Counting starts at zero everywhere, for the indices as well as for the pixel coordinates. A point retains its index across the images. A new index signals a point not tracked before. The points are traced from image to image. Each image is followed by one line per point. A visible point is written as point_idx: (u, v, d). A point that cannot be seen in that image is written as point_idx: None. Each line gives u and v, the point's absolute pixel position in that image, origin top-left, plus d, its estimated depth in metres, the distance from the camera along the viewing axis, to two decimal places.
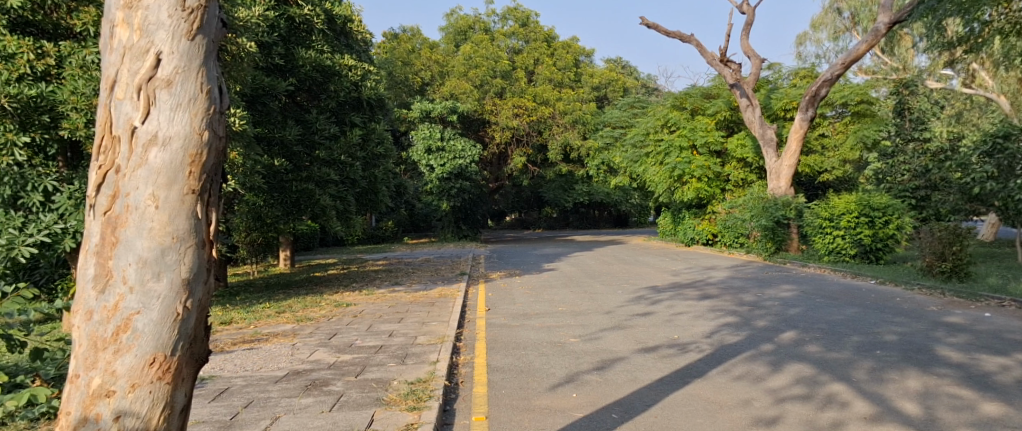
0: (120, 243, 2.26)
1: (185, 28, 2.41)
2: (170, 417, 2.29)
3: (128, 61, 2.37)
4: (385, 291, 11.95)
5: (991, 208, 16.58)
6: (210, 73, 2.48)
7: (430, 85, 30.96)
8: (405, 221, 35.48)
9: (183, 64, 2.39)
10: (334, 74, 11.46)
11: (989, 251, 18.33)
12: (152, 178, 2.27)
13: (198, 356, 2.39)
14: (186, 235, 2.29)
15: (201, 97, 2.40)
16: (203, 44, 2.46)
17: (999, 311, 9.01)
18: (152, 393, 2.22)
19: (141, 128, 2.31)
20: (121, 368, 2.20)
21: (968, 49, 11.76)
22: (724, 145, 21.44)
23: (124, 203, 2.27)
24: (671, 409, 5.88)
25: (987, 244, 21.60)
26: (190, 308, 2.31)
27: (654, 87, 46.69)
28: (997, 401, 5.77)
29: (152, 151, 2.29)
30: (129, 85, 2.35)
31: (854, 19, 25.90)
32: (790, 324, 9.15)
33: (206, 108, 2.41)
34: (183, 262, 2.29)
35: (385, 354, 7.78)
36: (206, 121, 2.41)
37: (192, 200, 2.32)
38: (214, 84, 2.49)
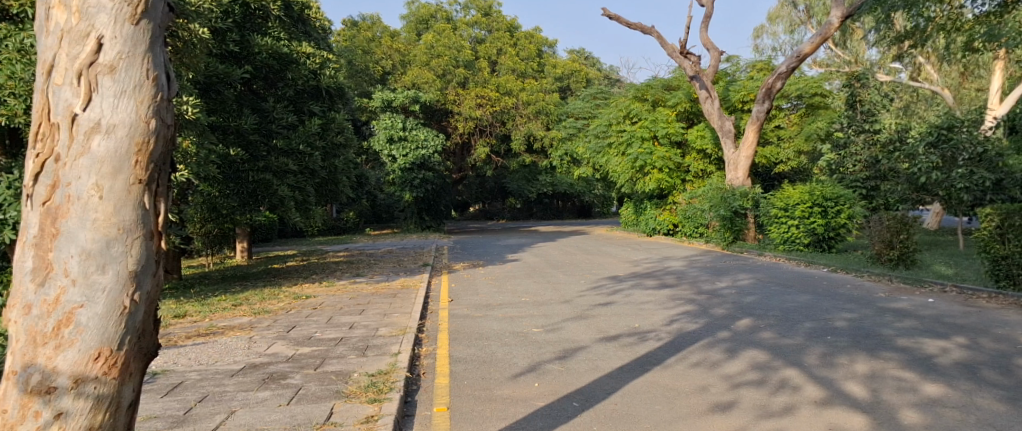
0: (61, 235, 2.16)
1: (129, 12, 2.32)
2: (115, 413, 2.22)
3: (66, 45, 2.28)
4: (345, 282, 11.84)
5: (934, 197, 16.92)
6: (156, 59, 2.41)
7: (392, 74, 30.62)
8: (367, 211, 35.11)
9: (128, 49, 2.30)
10: (292, 62, 11.26)
11: (934, 239, 19.04)
12: (95, 167, 2.19)
13: (146, 350, 2.33)
14: (134, 226, 2.23)
15: (147, 84, 2.33)
16: (149, 29, 2.38)
17: (941, 297, 9.39)
18: (97, 389, 2.15)
19: (83, 115, 2.22)
20: (62, 364, 2.11)
21: (913, 44, 11.99)
22: (685, 136, 21.74)
23: (64, 193, 2.17)
24: (630, 397, 5.97)
25: (931, 233, 22.45)
26: (139, 301, 2.25)
27: (616, 78, 47.08)
28: (938, 383, 6.01)
29: (95, 139, 2.22)
30: (68, 70, 2.26)
31: (808, 12, 26.48)
32: (746, 311, 9.38)
33: (153, 95, 2.34)
34: (130, 254, 2.23)
35: (346, 346, 7.71)
36: (152, 108, 2.34)
37: (139, 190, 2.25)
38: (161, 71, 2.42)
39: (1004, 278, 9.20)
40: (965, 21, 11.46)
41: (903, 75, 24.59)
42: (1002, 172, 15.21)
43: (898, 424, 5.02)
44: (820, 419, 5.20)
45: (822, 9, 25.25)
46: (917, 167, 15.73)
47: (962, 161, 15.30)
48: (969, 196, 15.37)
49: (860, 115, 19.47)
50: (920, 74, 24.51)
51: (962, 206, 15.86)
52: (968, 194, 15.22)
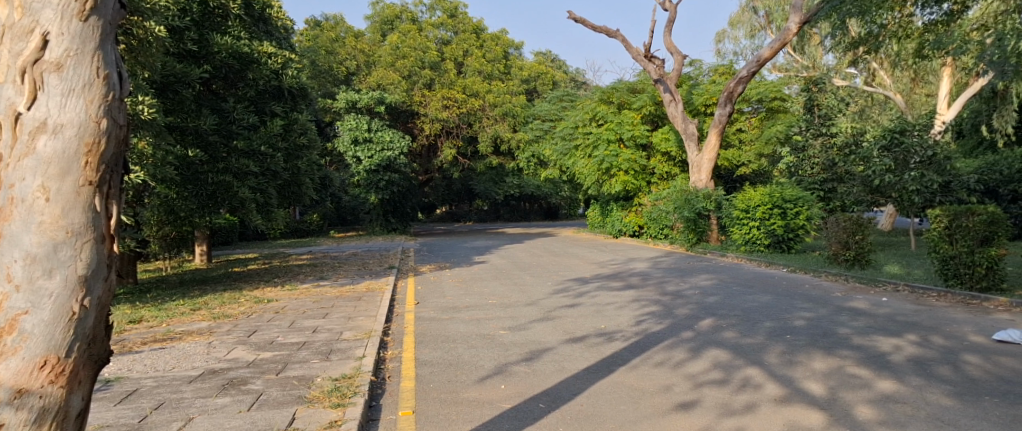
0: (4, 238, 2.08)
1: (76, 8, 2.23)
2: (63, 424, 2.13)
3: (9, 42, 2.20)
4: (308, 286, 11.65)
5: (888, 199, 17.40)
6: (108, 57, 2.33)
7: (356, 75, 30.29)
8: (332, 214, 34.67)
9: (76, 46, 2.22)
10: (253, 61, 11.07)
11: (887, 240, 19.62)
12: (41, 168, 2.11)
13: (97, 357, 2.25)
14: (83, 229, 2.15)
15: (98, 83, 2.25)
16: (98, 25, 2.30)
17: (894, 296, 9.69)
18: (42, 398, 2.05)
19: (27, 114, 2.15)
20: (5, 372, 2.01)
21: (868, 49, 12.18)
22: (650, 139, 22.01)
23: (8, 195, 2.09)
24: (596, 397, 6.01)
25: (885, 234, 23.17)
26: (89, 306, 2.17)
27: (582, 81, 47.43)
28: (892, 379, 6.19)
29: (41, 139, 2.14)
30: (12, 68, 2.18)
31: (768, 18, 27.08)
32: (709, 311, 9.53)
33: (104, 94, 2.26)
34: (79, 258, 2.15)
35: (308, 350, 7.59)
36: (104, 107, 2.26)
37: (89, 192, 2.18)
38: (113, 69, 2.34)
39: (953, 276, 9.53)
40: (915, 29, 11.73)
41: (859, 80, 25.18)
42: (949, 174, 15.90)
43: (854, 420, 5.15)
44: (779, 417, 5.30)
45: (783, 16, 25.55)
46: (871, 169, 16.15)
47: (913, 164, 15.75)
48: (919, 198, 15.93)
49: (817, 119, 19.83)
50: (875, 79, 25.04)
51: (914, 208, 16.30)
52: (919, 196, 15.82)
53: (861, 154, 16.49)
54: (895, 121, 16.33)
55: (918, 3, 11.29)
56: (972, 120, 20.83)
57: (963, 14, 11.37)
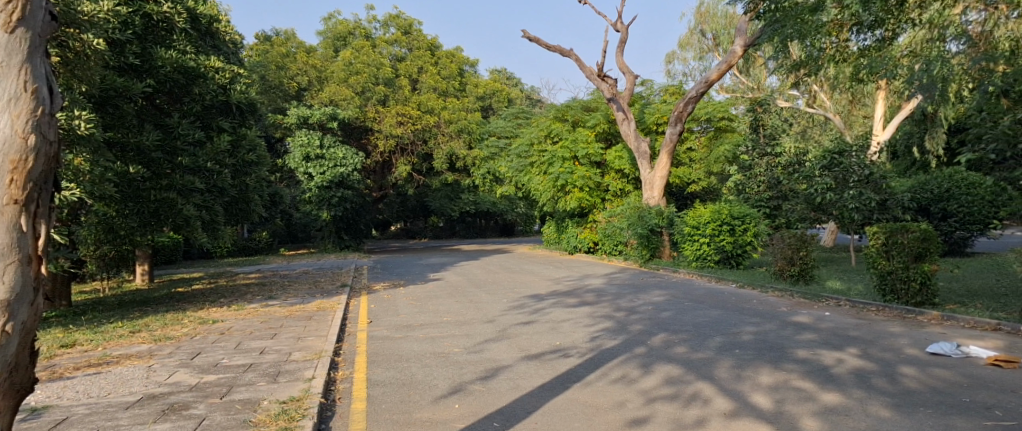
0: None
1: (2, 20, 2.26)
2: None
3: None
4: (256, 305, 11.33)
5: (831, 217, 17.86)
6: (37, 71, 2.34)
7: (308, 90, 29.88)
8: (281, 231, 33.99)
9: (3, 58, 2.24)
10: (199, 76, 10.82)
11: (829, 256, 20.29)
12: None
13: (18, 382, 2.21)
14: (7, 249, 2.13)
15: (26, 97, 2.25)
16: (25, 38, 2.31)
17: (836, 310, 10.01)
18: None
19: None
20: None
21: (807, 71, 12.58)
22: (604, 157, 22.31)
23: None
24: (551, 415, 6.00)
25: (827, 250, 23.98)
26: (11, 331, 2.14)
27: (537, 99, 48.00)
28: (836, 392, 6.37)
29: None
30: None
31: (715, 40, 27.90)
32: (661, 327, 9.67)
33: (32, 108, 2.26)
34: (3, 280, 2.12)
35: (255, 373, 7.37)
36: (32, 123, 2.25)
37: (14, 211, 2.16)
38: (43, 83, 2.35)
39: (890, 292, 9.92)
40: (850, 53, 12.21)
41: (801, 102, 26.14)
42: (885, 193, 16.54)
43: None
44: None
45: (728, 38, 26.81)
46: (814, 187, 16.90)
47: (852, 183, 16.32)
48: (859, 216, 16.42)
49: (763, 138, 20.03)
50: (816, 101, 25.92)
51: (854, 224, 16.77)
52: (858, 213, 16.30)
53: (804, 173, 17.33)
54: (835, 142, 16.94)
55: (853, 29, 11.74)
56: (905, 141, 21.03)
57: (895, 41, 11.84)
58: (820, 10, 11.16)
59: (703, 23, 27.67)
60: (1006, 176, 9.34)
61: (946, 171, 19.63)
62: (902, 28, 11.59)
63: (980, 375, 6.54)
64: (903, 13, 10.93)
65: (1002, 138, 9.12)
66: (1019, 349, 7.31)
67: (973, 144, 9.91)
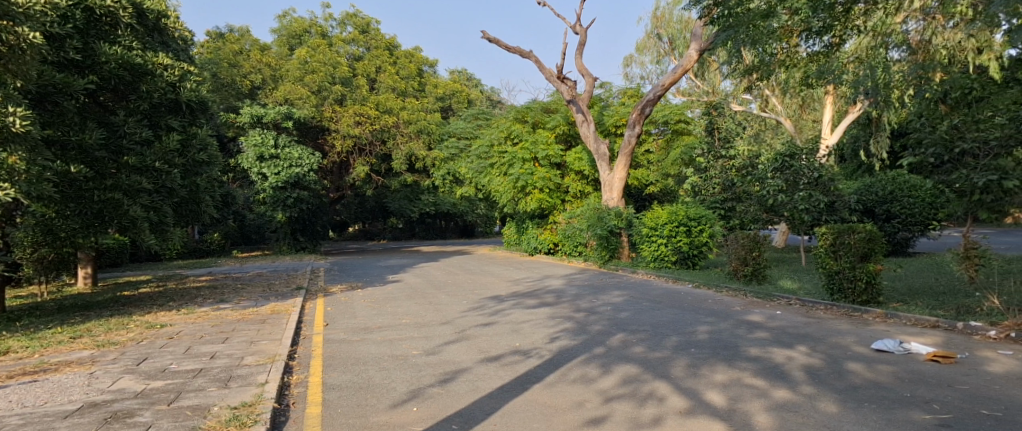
0: None
1: None
2: None
3: None
4: (207, 309, 11.04)
5: (782, 218, 18.29)
6: None
7: (262, 89, 29.26)
8: (234, 232, 33.24)
9: None
10: (146, 73, 10.56)
11: (781, 256, 20.83)
12: None
13: None
14: None
15: None
16: None
17: (788, 309, 10.26)
18: None
19: None
20: None
21: (759, 76, 12.82)
22: (563, 158, 22.48)
23: None
24: (510, 416, 5.98)
25: (778, 250, 24.63)
26: None
27: (497, 100, 48.10)
28: (787, 388, 6.51)
29: None
30: None
31: (671, 44, 28.33)
32: (620, 327, 9.76)
33: None
34: None
35: (205, 378, 7.16)
36: None
37: None
38: None
39: (838, 291, 10.21)
40: (799, 59, 12.63)
41: (754, 106, 26.69)
42: (833, 195, 17.11)
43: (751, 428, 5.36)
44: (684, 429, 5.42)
45: (684, 42, 27.41)
46: (766, 189, 17.23)
47: (802, 185, 16.83)
48: (808, 217, 16.86)
49: (717, 141, 20.74)
50: (769, 106, 26.27)
51: (804, 226, 17.22)
52: (808, 214, 16.75)
53: (757, 176, 17.72)
54: (786, 145, 17.38)
55: (803, 35, 12.10)
56: (851, 146, 21.89)
57: (841, 47, 12.23)
58: (771, 16, 11.40)
59: (659, 27, 28.11)
60: (944, 179, 9.66)
61: (889, 175, 20.36)
62: (848, 34, 11.91)
63: (920, 370, 6.77)
64: (849, 20, 11.23)
65: (940, 142, 9.58)
66: (956, 344, 7.60)
67: (914, 148, 10.25)
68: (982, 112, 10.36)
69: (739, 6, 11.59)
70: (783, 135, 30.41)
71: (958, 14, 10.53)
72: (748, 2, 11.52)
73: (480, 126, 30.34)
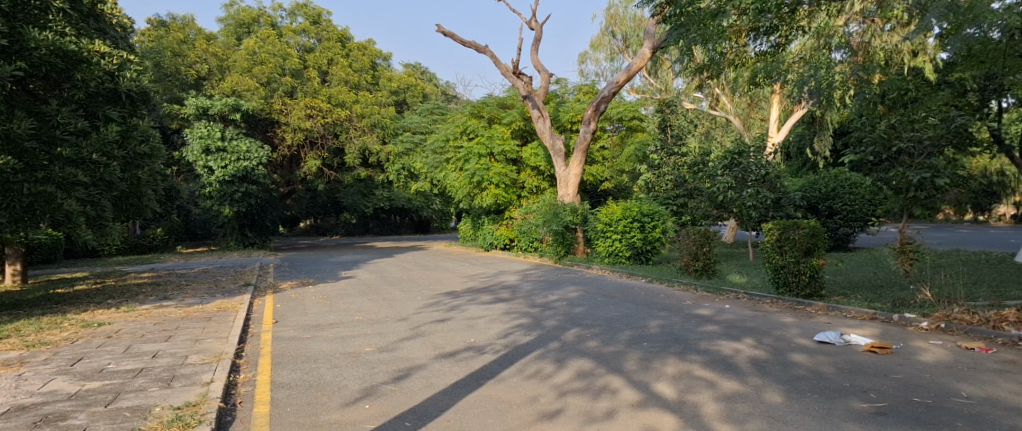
0: None
1: None
2: None
3: None
4: (149, 307, 10.65)
5: (732, 214, 18.74)
6: None
7: (208, 80, 28.40)
8: (178, 227, 32.21)
9: None
10: (81, 61, 10.23)
11: (729, 251, 21.40)
12: None
13: None
14: None
15: None
16: None
17: (736, 303, 10.53)
18: None
19: None
20: None
21: (710, 74, 13.18)
22: (519, 154, 22.53)
23: None
24: (463, 412, 5.94)
25: (727, 246, 25.30)
26: None
27: (453, 94, 47.94)
28: (735, 380, 6.66)
29: None
30: None
31: (625, 42, 28.65)
32: (574, 322, 9.84)
33: None
34: None
35: (146, 378, 6.89)
36: None
37: None
38: None
39: (783, 285, 10.56)
40: (748, 58, 12.88)
41: (704, 104, 27.21)
42: (779, 192, 17.47)
43: (700, 420, 5.45)
44: (635, 421, 5.49)
45: (638, 40, 27.72)
46: (716, 186, 17.62)
47: (750, 182, 17.19)
48: (756, 213, 17.34)
49: (670, 138, 20.84)
50: (718, 103, 26.94)
51: (752, 222, 17.71)
52: (755, 211, 17.17)
53: (708, 173, 18.01)
54: (735, 143, 17.81)
55: (751, 35, 12.37)
56: (797, 144, 22.72)
57: (787, 48, 12.53)
58: (721, 16, 11.50)
59: (613, 25, 28.38)
60: (882, 177, 10.06)
61: (832, 172, 21.13)
62: (793, 35, 12.20)
63: (858, 361, 7.03)
64: (794, 21, 11.49)
65: (879, 141, 10.01)
66: (892, 335, 7.93)
67: (854, 146, 10.65)
68: (917, 111, 10.90)
69: (690, 5, 11.96)
70: (732, 133, 31.16)
71: (895, 18, 11.11)
72: (699, 1, 11.81)
73: (436, 121, 30.45)
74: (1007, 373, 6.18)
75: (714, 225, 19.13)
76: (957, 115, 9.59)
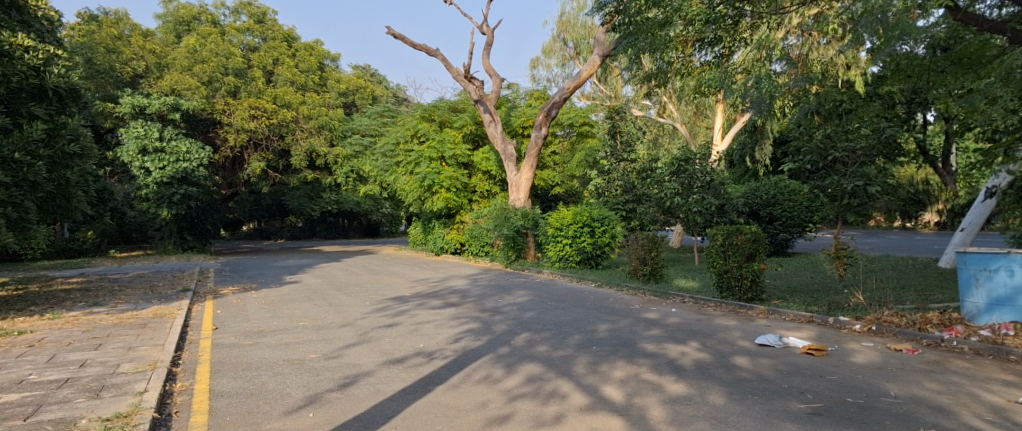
0: None
1: None
2: None
3: None
4: (77, 314, 10.12)
5: (678, 219, 19.17)
6: None
7: (144, 78, 27.25)
8: (111, 230, 30.80)
9: None
10: (3, 55, 9.80)
11: (676, 256, 21.88)
12: None
13: None
14: None
15: None
16: None
17: (682, 306, 10.75)
18: None
19: None
20: None
21: (658, 82, 13.37)
22: (471, 158, 22.49)
23: None
24: (411, 419, 5.84)
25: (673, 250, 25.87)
26: None
27: (403, 97, 47.55)
28: (682, 382, 6.77)
29: None
30: None
31: (575, 49, 29.00)
32: (524, 326, 9.83)
33: None
34: None
35: (73, 388, 6.54)
36: None
37: None
38: None
39: (726, 289, 10.82)
40: (694, 67, 13.12)
41: (652, 111, 27.74)
42: (723, 198, 18.02)
43: (647, 422, 5.52)
44: (583, 425, 5.51)
45: (588, 47, 28.14)
46: (663, 192, 17.98)
47: (696, 188, 17.58)
48: (701, 218, 17.80)
49: (620, 145, 21.12)
50: (665, 111, 27.50)
51: (697, 227, 18.15)
52: (701, 216, 17.63)
53: (656, 179, 18.27)
54: (681, 149, 18.09)
55: (697, 46, 12.65)
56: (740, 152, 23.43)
57: (731, 59, 12.82)
58: (668, 26, 11.73)
59: (564, 31, 28.64)
60: (819, 184, 10.45)
61: (772, 180, 21.86)
62: (735, 47, 12.52)
63: (797, 362, 7.26)
64: (738, 33, 11.76)
65: (816, 150, 10.41)
66: (827, 338, 8.23)
67: (793, 155, 11.03)
68: (850, 122, 11.37)
69: (638, 14, 12.03)
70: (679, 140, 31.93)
71: (831, 31, 11.58)
72: (647, 11, 11.93)
73: (386, 124, 30.66)
74: (931, 373, 6.48)
75: (661, 230, 19.50)
76: (887, 127, 10.08)
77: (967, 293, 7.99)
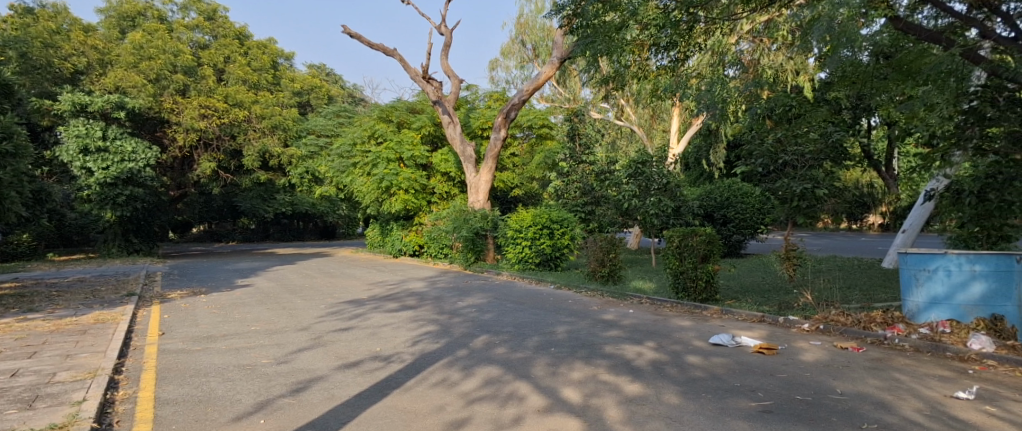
0: None
1: None
2: None
3: None
4: (10, 321, 9.60)
5: (635, 221, 19.42)
6: None
7: (85, 74, 26.20)
8: (50, 232, 29.46)
9: None
10: None
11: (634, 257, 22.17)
12: None
13: None
14: None
15: None
16: None
17: (639, 307, 10.87)
18: None
19: None
20: None
21: (614, 85, 13.54)
22: (429, 159, 22.32)
23: None
24: (365, 424, 5.71)
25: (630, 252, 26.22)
26: None
27: (360, 97, 46.95)
28: (639, 382, 6.82)
29: None
30: None
31: (534, 51, 29.12)
32: (482, 329, 9.78)
33: None
34: None
35: (3, 400, 6.18)
36: None
37: None
38: None
39: (682, 290, 10.98)
40: (649, 71, 13.23)
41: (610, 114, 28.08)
42: (679, 200, 18.40)
43: (603, 423, 5.52)
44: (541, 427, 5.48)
45: (546, 50, 28.29)
46: (622, 194, 18.21)
47: (653, 190, 17.84)
48: (658, 220, 18.09)
49: (578, 147, 20.96)
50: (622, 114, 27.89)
51: (654, 229, 18.44)
52: (658, 218, 17.94)
53: (613, 181, 18.48)
54: (638, 152, 18.33)
55: (653, 50, 12.67)
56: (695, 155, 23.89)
57: (684, 65, 13.00)
58: (624, 29, 11.90)
59: (522, 33, 28.74)
60: (770, 187, 10.71)
61: (726, 182, 22.35)
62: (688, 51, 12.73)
63: (748, 361, 7.41)
64: (692, 38, 11.74)
65: (767, 154, 10.72)
66: (777, 337, 8.43)
67: (746, 158, 11.29)
68: (798, 127, 11.63)
69: (595, 17, 12.10)
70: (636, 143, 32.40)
71: (780, 38, 11.90)
72: (604, 15, 11.99)
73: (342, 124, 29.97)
74: (875, 370, 6.70)
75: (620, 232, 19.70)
76: (833, 131, 10.40)
77: (907, 292, 8.26)
